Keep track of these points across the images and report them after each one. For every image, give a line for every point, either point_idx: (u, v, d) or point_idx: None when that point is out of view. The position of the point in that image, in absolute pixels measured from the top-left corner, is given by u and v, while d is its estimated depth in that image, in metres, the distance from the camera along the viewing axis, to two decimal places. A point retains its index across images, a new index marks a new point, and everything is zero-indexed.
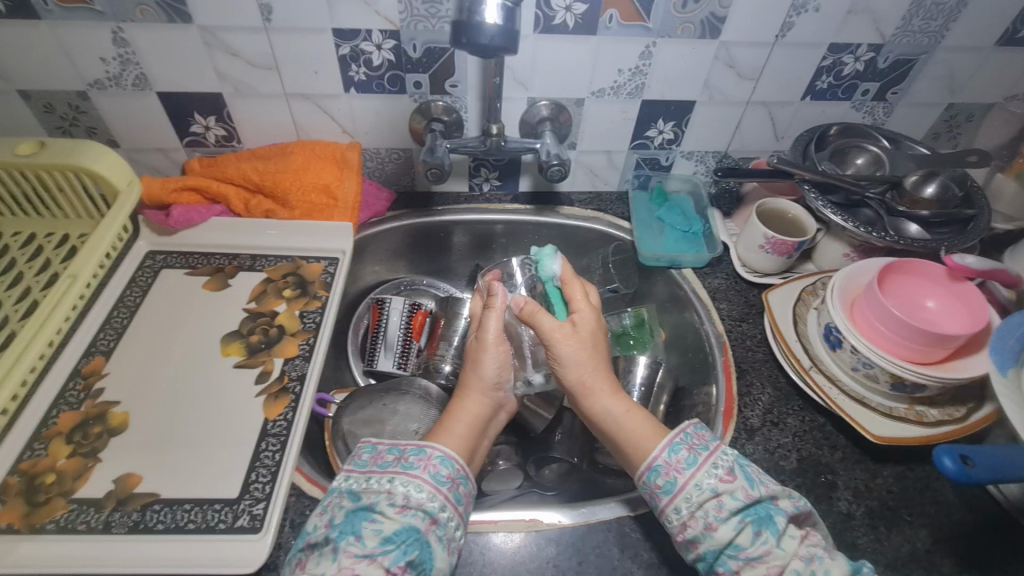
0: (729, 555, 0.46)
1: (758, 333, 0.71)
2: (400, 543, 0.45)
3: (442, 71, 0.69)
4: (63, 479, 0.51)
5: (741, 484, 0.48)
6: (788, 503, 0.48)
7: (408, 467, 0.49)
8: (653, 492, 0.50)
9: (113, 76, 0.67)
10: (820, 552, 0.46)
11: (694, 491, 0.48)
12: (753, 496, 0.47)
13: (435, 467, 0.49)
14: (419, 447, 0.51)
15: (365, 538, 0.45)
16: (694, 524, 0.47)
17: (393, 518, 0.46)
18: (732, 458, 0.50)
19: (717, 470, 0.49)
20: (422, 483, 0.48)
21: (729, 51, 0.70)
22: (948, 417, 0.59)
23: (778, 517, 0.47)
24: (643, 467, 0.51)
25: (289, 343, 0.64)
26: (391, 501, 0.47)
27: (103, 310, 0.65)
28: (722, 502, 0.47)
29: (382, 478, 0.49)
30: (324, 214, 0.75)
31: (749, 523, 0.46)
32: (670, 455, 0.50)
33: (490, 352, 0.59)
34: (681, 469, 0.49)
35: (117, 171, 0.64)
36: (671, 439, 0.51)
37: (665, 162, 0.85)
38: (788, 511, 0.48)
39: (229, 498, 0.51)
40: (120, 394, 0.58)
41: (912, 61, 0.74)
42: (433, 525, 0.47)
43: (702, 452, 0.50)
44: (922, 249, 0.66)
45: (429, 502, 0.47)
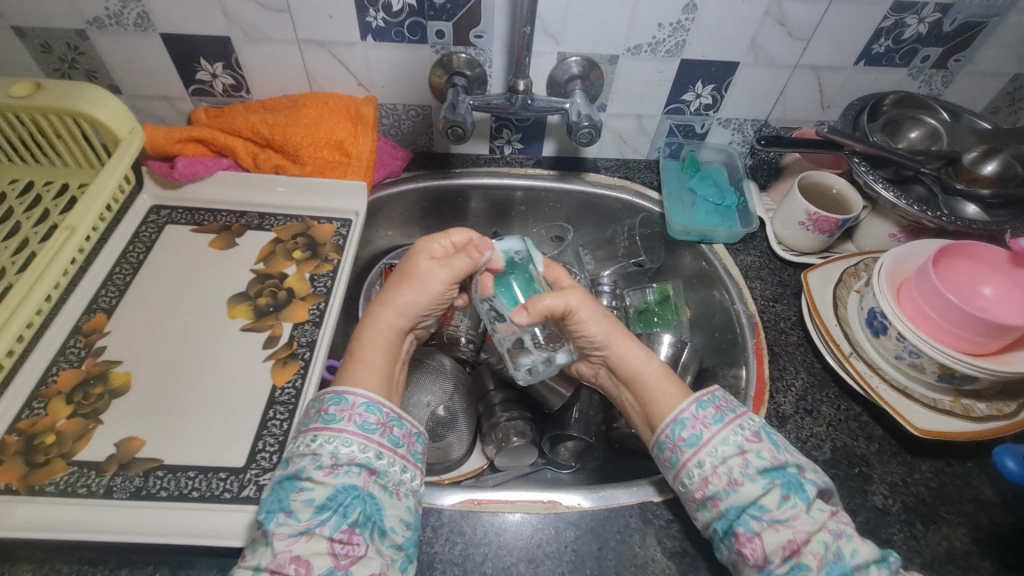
0: (751, 514, 0.42)
1: (793, 315, 0.67)
2: (338, 506, 0.41)
3: (467, 20, 0.64)
4: (64, 439, 0.49)
5: (767, 446, 0.45)
6: (815, 475, 0.45)
7: (329, 420, 0.45)
8: (674, 445, 0.47)
9: (113, 14, 0.62)
10: (849, 530, 0.43)
11: (719, 446, 0.45)
12: (779, 460, 0.44)
13: (361, 415, 0.45)
14: (337, 395, 0.46)
15: (297, 512, 0.41)
16: (716, 480, 0.44)
17: (323, 481, 0.42)
18: (760, 423, 0.47)
19: (743, 430, 0.46)
20: (349, 437, 0.44)
21: (781, 6, 0.64)
22: (997, 413, 0.55)
23: (807, 486, 0.44)
24: (665, 420, 0.48)
25: (298, 307, 0.61)
26: (317, 464, 0.43)
27: (104, 266, 0.61)
28: (748, 460, 0.44)
29: (304, 439, 0.44)
30: (336, 172, 0.71)
31: (777, 484, 0.43)
32: (697, 410, 0.47)
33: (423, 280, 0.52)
34: (708, 424, 0.46)
35: (118, 118, 0.60)
36: (699, 397, 0.48)
37: (700, 130, 0.79)
38: (816, 482, 0.45)
39: (235, 467, 0.49)
40: (122, 353, 0.55)
41: (982, 24, 0.67)
42: (372, 475, 0.43)
43: (729, 413, 0.47)
44: (980, 231, 0.62)
45: (362, 455, 0.44)
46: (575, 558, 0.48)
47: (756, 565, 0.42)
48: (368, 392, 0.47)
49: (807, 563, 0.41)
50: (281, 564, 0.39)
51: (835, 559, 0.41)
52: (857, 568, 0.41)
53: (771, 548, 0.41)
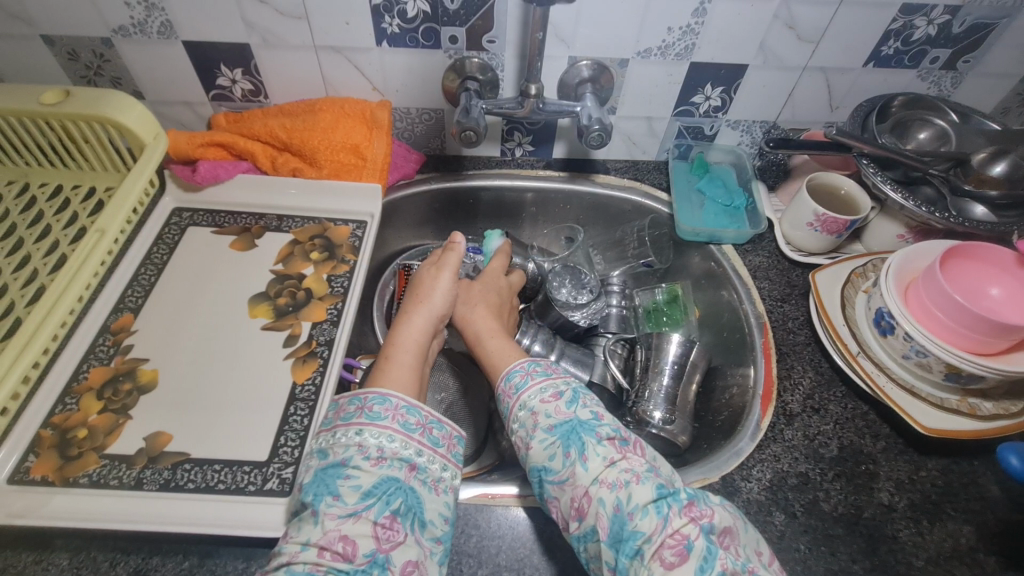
0: (544, 478, 0.47)
1: (801, 315, 0.68)
2: (382, 495, 0.43)
3: (480, 25, 0.65)
4: (95, 434, 0.51)
5: (559, 404, 0.49)
6: (607, 427, 0.48)
7: (374, 417, 0.47)
8: (503, 419, 0.53)
9: (138, 23, 0.64)
10: (632, 477, 0.44)
11: (519, 412, 0.51)
12: (566, 414, 0.48)
13: (404, 416, 0.48)
14: (382, 395, 0.49)
15: (344, 496, 0.42)
16: (520, 444, 0.50)
17: (370, 470, 0.44)
18: (564, 384, 0.51)
19: (542, 392, 0.50)
20: (393, 433, 0.47)
21: (790, 9, 0.65)
22: (1004, 412, 0.56)
23: (586, 438, 0.46)
24: (498, 388, 0.54)
25: (317, 307, 0.63)
26: (364, 455, 0.45)
27: (130, 267, 0.64)
28: (537, 421, 0.49)
29: (349, 432, 0.46)
30: (353, 174, 0.72)
31: (559, 444, 0.47)
32: (506, 384, 0.53)
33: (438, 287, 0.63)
34: (513, 394, 0.52)
35: (143, 124, 0.62)
36: (510, 370, 0.54)
37: (709, 132, 0.80)
38: (603, 433, 0.47)
39: (258, 461, 0.51)
40: (149, 351, 0.57)
41: (991, 26, 0.67)
42: (413, 471, 0.45)
43: (535, 377, 0.52)
44: (987, 232, 0.63)
45: (403, 450, 0.46)
46: None
47: (565, 529, 0.46)
48: (407, 397, 0.50)
49: (592, 520, 0.43)
50: (330, 542, 0.40)
51: (615, 512, 0.43)
52: (631, 517, 0.42)
53: (564, 508, 0.46)
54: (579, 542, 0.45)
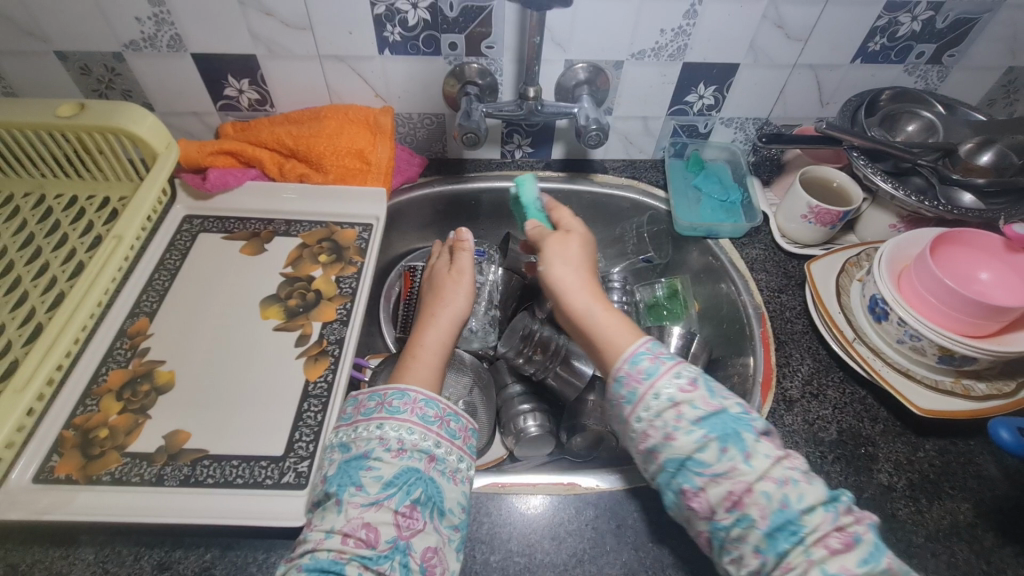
0: (691, 469, 0.44)
1: (798, 305, 0.69)
2: (402, 485, 0.45)
3: (479, 31, 0.67)
4: (116, 433, 0.53)
5: (703, 394, 0.46)
6: (754, 420, 0.45)
7: (395, 411, 0.49)
8: (617, 402, 0.49)
9: (148, 37, 0.66)
10: (796, 474, 0.43)
11: (652, 400, 0.46)
12: (715, 406, 0.45)
13: (422, 409, 0.50)
14: (400, 391, 0.51)
15: (366, 485, 0.45)
16: (654, 433, 0.46)
17: (390, 462, 0.46)
18: (698, 372, 0.48)
19: (679, 379, 0.47)
20: (412, 426, 0.48)
21: (778, 9, 0.67)
22: (997, 392, 0.57)
23: (744, 433, 0.44)
24: (615, 370, 0.49)
25: (327, 307, 0.64)
26: (385, 447, 0.47)
27: (145, 273, 0.65)
28: (681, 412, 0.45)
29: (369, 426, 0.49)
30: (358, 178, 0.74)
31: (713, 438, 0.44)
32: (632, 366, 0.48)
33: (458, 287, 0.64)
34: (642, 379, 0.48)
35: (156, 134, 0.64)
36: (633, 351, 0.49)
37: (704, 130, 0.82)
38: (757, 429, 0.45)
39: (274, 456, 0.53)
40: (166, 354, 0.59)
41: (974, 20, 0.70)
42: (432, 462, 0.47)
43: (665, 362, 0.48)
44: (976, 219, 0.64)
45: (423, 442, 0.48)
46: (595, 537, 0.51)
47: (705, 518, 0.44)
48: (425, 390, 0.52)
49: (750, 513, 0.41)
50: (353, 529, 0.43)
51: (779, 507, 0.41)
52: (801, 513, 0.41)
53: (715, 499, 0.43)
54: (725, 531, 0.43)
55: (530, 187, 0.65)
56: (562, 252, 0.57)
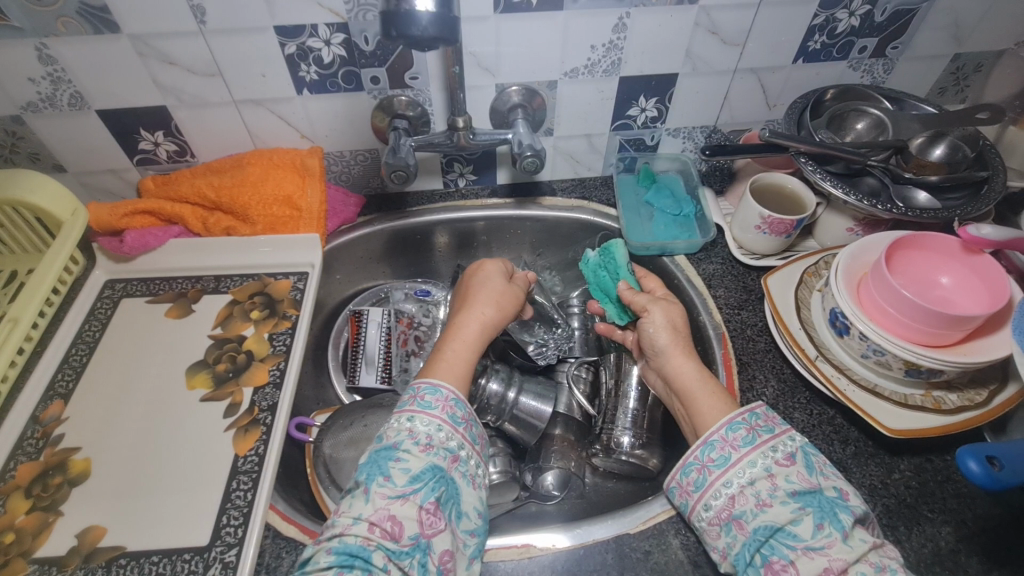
0: (782, 541, 0.42)
1: (759, 321, 0.66)
2: (428, 481, 0.45)
3: (400, 64, 0.64)
4: (23, 537, 0.48)
5: (799, 469, 0.45)
6: (855, 502, 0.44)
7: (425, 406, 0.49)
8: (702, 466, 0.48)
9: (46, 97, 0.62)
10: (895, 564, 0.41)
11: (747, 467, 0.46)
12: (812, 483, 0.44)
13: (451, 408, 0.50)
14: (433, 386, 0.51)
15: (395, 477, 0.45)
16: (744, 500, 0.45)
17: (418, 456, 0.46)
18: (796, 445, 0.47)
19: (774, 453, 0.46)
20: (441, 423, 0.48)
21: (710, 15, 0.64)
22: (969, 403, 0.54)
23: (842, 514, 0.43)
24: (710, 433, 0.49)
25: (258, 370, 0.60)
26: (414, 441, 0.47)
27: (60, 349, 0.61)
28: (776, 484, 0.45)
29: (401, 418, 0.49)
30: (289, 226, 0.70)
31: (809, 511, 0.43)
32: (728, 432, 0.48)
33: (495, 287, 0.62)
34: (738, 446, 0.47)
35: (60, 201, 0.60)
36: (731, 418, 0.49)
37: (651, 142, 0.79)
38: (857, 513, 0.43)
39: (199, 546, 0.48)
40: (81, 440, 0.54)
41: (913, 10, 0.67)
42: (455, 463, 0.47)
43: (763, 434, 0.48)
44: (932, 219, 0.60)
45: (449, 441, 0.48)
46: None
47: None
48: (457, 391, 0.52)
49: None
50: (380, 519, 0.43)
51: None
52: None
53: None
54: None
55: (621, 252, 0.70)
56: (667, 317, 0.59)
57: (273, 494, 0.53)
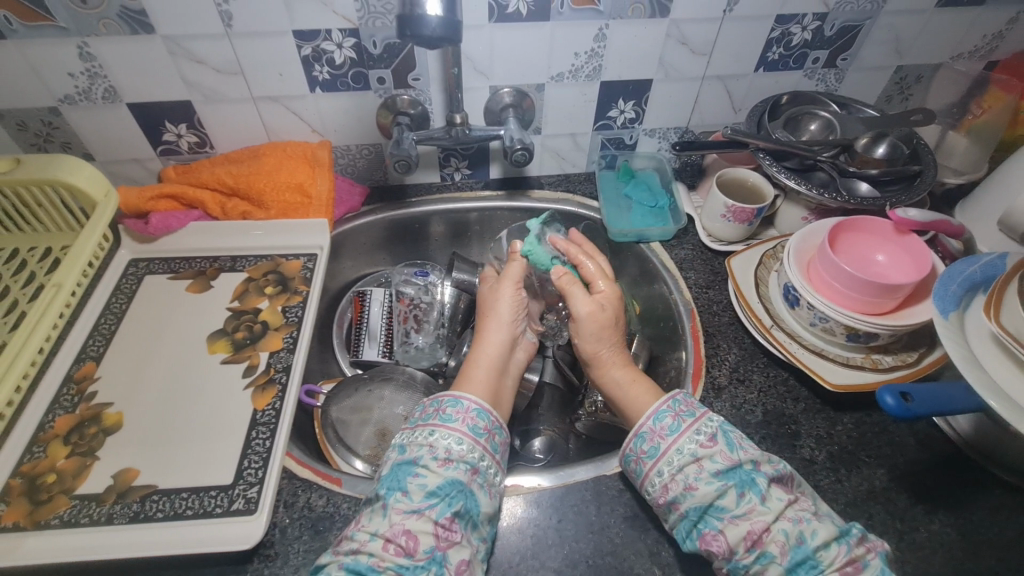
0: (712, 515, 0.48)
1: (724, 298, 0.74)
2: (445, 497, 0.48)
3: (404, 65, 0.71)
4: (64, 477, 0.54)
5: (721, 448, 0.51)
6: (768, 467, 0.50)
7: (446, 419, 0.54)
8: (638, 457, 0.53)
9: (82, 91, 0.68)
10: (808, 515, 0.47)
11: (676, 454, 0.51)
12: (733, 460, 0.50)
13: (472, 420, 0.54)
14: (456, 399, 0.55)
15: (412, 493, 0.49)
16: (675, 485, 0.50)
17: (436, 471, 0.50)
18: (717, 425, 0.52)
19: (698, 436, 0.51)
20: (461, 436, 0.52)
21: (680, 28, 0.73)
22: (901, 363, 0.62)
23: (759, 480, 0.48)
24: (642, 424, 0.54)
25: (273, 337, 0.67)
26: (434, 455, 0.51)
27: (91, 318, 0.67)
28: (702, 466, 0.50)
29: (424, 431, 0.53)
30: (300, 212, 0.77)
31: (731, 485, 0.48)
32: (655, 423, 0.54)
33: (504, 294, 0.64)
34: (665, 435, 0.52)
35: (95, 184, 0.66)
36: (657, 409, 0.54)
37: (630, 141, 0.88)
38: (770, 474, 0.49)
39: (224, 485, 0.54)
40: (113, 396, 0.60)
41: (858, 27, 0.76)
42: (474, 475, 0.51)
43: (687, 419, 0.53)
44: (871, 206, 0.69)
45: (470, 454, 0.52)
46: (537, 534, 0.54)
47: (724, 558, 0.47)
48: (478, 400, 0.56)
49: (771, 551, 0.46)
50: (395, 534, 0.47)
51: (797, 544, 0.46)
52: (817, 549, 0.45)
53: (734, 541, 0.46)
54: (744, 570, 0.46)
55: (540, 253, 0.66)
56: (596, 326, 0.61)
57: (289, 443, 0.60)
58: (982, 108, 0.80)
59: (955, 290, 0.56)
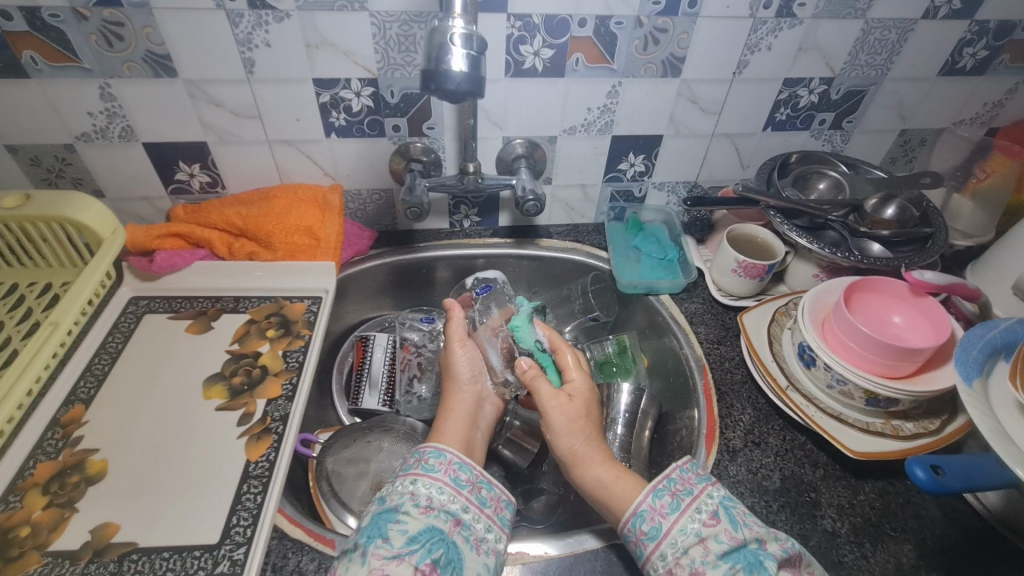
0: None
1: (736, 355, 0.73)
2: (425, 542, 0.46)
3: (419, 115, 0.72)
4: (38, 531, 0.50)
5: (725, 527, 0.48)
6: (776, 546, 0.47)
7: (429, 469, 0.52)
8: (637, 539, 0.50)
9: (100, 129, 0.69)
10: None
11: (677, 536, 0.49)
12: (737, 539, 0.47)
13: (455, 471, 0.52)
14: (438, 450, 0.54)
15: (392, 539, 0.46)
16: (680, 569, 0.47)
17: (417, 517, 0.48)
18: (717, 502, 0.50)
19: (700, 515, 0.49)
20: (443, 485, 0.50)
21: (691, 88, 0.74)
22: (924, 430, 0.60)
23: (768, 561, 0.46)
24: (634, 503, 0.52)
25: (272, 383, 0.64)
26: (415, 502, 0.49)
27: (84, 358, 0.65)
28: (707, 547, 0.47)
29: (404, 480, 0.51)
30: (307, 254, 0.77)
31: (738, 569, 0.45)
32: (654, 500, 0.51)
33: (456, 350, 0.66)
34: (665, 514, 0.50)
35: (102, 221, 0.66)
36: (654, 486, 0.52)
37: (638, 194, 0.88)
38: (779, 556, 0.46)
39: (209, 544, 0.51)
40: (100, 441, 0.57)
41: (863, 91, 0.78)
42: (457, 526, 0.48)
43: (685, 497, 0.51)
44: (884, 267, 0.69)
45: (451, 504, 0.50)
46: None
47: None
48: (460, 454, 0.54)
49: None
50: None
51: None
52: None
53: None
54: None
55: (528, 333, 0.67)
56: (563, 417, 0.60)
57: (281, 499, 0.56)
58: (986, 172, 0.80)
59: (976, 355, 0.54)
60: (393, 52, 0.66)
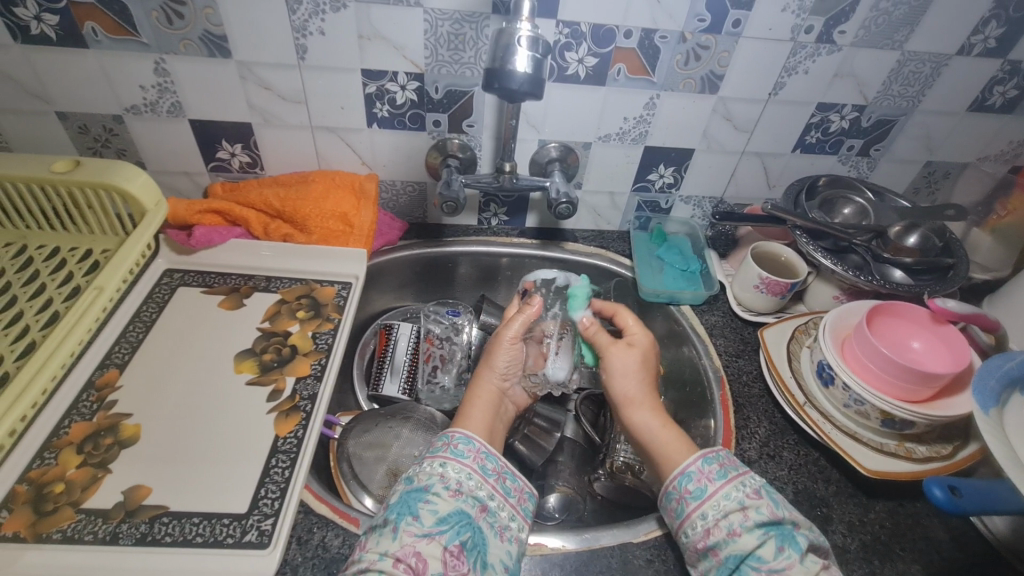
0: (750, 564, 0.46)
1: (753, 369, 0.74)
2: (454, 524, 0.47)
3: (461, 111, 0.74)
4: (72, 489, 0.51)
5: (767, 502, 0.49)
6: (808, 530, 0.49)
7: (459, 454, 0.53)
8: (681, 496, 0.52)
9: (149, 103, 0.70)
10: None
11: (721, 500, 0.50)
12: (777, 515, 0.48)
13: (483, 460, 0.53)
14: (467, 437, 0.55)
15: (423, 517, 0.47)
16: (717, 531, 0.48)
17: (447, 499, 0.49)
18: (761, 483, 0.51)
19: (743, 488, 0.50)
20: (472, 471, 0.51)
21: (727, 105, 0.76)
22: (936, 455, 0.61)
23: (799, 538, 0.47)
24: (669, 481, 0.54)
25: (301, 362, 0.66)
26: (445, 484, 0.50)
27: (119, 325, 0.66)
28: (748, 515, 0.48)
29: (434, 463, 0.52)
30: (340, 240, 0.78)
31: (771, 536, 0.47)
32: (704, 464, 0.53)
33: (503, 347, 0.65)
34: (712, 479, 0.51)
35: (147, 192, 0.67)
36: (705, 453, 0.54)
37: (665, 205, 0.90)
38: (806, 537, 0.48)
39: (238, 513, 0.52)
40: (132, 406, 0.59)
41: (893, 121, 0.80)
42: (483, 512, 0.50)
43: (732, 470, 0.52)
44: (905, 293, 0.71)
45: (479, 490, 0.51)
46: None
47: None
48: (486, 444, 0.55)
49: None
50: (405, 555, 0.45)
51: None
52: None
53: None
54: None
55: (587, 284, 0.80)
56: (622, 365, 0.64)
57: (308, 475, 0.57)
58: (1006, 210, 0.82)
59: (993, 385, 0.55)
60: (442, 49, 0.67)
